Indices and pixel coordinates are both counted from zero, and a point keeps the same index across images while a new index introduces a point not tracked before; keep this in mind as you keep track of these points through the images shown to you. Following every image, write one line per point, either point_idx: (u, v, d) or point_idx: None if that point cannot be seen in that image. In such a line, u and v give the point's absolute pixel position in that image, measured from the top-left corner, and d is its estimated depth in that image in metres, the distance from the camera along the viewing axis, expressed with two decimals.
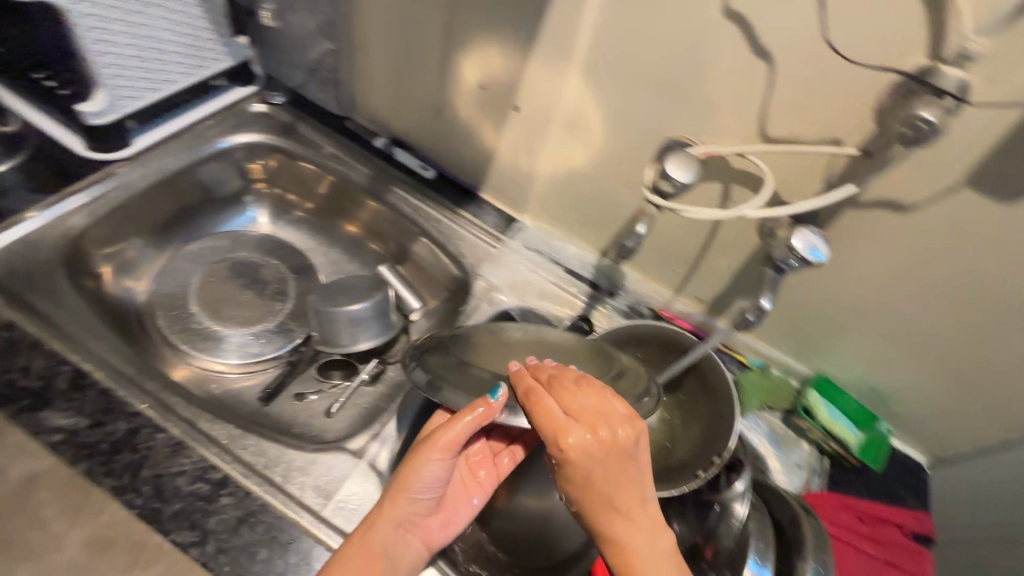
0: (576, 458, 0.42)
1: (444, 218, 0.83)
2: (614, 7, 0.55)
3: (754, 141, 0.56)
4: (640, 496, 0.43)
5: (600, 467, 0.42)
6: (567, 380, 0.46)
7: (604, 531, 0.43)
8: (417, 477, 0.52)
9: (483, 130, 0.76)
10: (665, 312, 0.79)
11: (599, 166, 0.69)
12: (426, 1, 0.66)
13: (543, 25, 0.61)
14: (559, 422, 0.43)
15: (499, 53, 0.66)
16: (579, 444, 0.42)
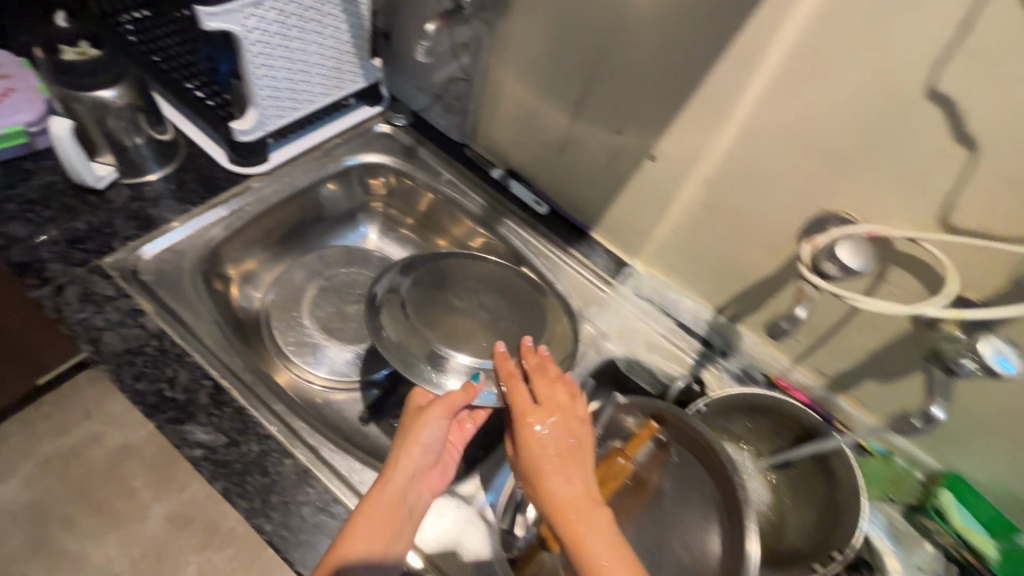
0: (535, 432, 0.54)
1: (554, 255, 0.82)
2: (793, 73, 0.52)
3: (935, 228, 0.51)
4: (580, 473, 0.52)
5: (551, 443, 0.53)
6: (547, 374, 0.59)
7: (562, 504, 0.50)
8: (412, 440, 0.55)
9: (609, 174, 0.74)
10: (780, 380, 0.74)
11: (736, 226, 0.66)
12: (577, 44, 0.65)
13: (704, 82, 0.58)
14: (529, 406, 0.56)
15: (646, 102, 0.64)
16: (542, 421, 0.55)
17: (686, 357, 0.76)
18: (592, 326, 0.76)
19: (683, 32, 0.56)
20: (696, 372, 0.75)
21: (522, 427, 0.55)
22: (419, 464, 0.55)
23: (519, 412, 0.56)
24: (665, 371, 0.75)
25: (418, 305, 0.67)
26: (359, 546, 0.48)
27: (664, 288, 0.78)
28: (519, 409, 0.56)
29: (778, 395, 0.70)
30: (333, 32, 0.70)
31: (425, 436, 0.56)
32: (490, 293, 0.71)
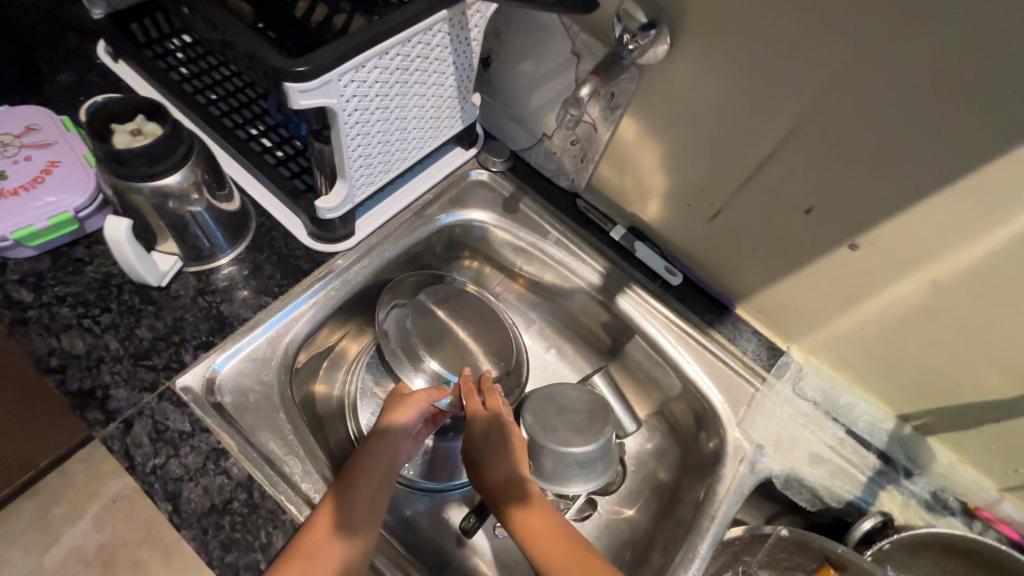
0: (489, 432, 0.61)
1: (690, 338, 0.67)
2: None
3: None
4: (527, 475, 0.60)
5: (507, 446, 0.60)
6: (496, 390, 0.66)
7: (504, 488, 0.58)
8: (403, 416, 0.56)
9: (779, 254, 0.59)
10: (982, 510, 0.60)
11: (966, 342, 0.51)
12: (773, 100, 0.49)
13: (978, 171, 0.42)
14: (494, 411, 0.62)
15: (867, 182, 0.48)
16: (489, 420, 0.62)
17: (859, 475, 0.62)
18: (744, 435, 0.63)
19: (961, 106, 0.40)
20: (873, 497, 0.61)
21: (476, 426, 0.61)
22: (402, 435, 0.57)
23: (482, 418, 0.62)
24: (833, 492, 0.62)
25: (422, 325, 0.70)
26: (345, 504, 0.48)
27: (831, 387, 0.63)
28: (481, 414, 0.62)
29: (988, 542, 0.56)
30: (438, 79, 0.55)
31: (416, 410, 0.57)
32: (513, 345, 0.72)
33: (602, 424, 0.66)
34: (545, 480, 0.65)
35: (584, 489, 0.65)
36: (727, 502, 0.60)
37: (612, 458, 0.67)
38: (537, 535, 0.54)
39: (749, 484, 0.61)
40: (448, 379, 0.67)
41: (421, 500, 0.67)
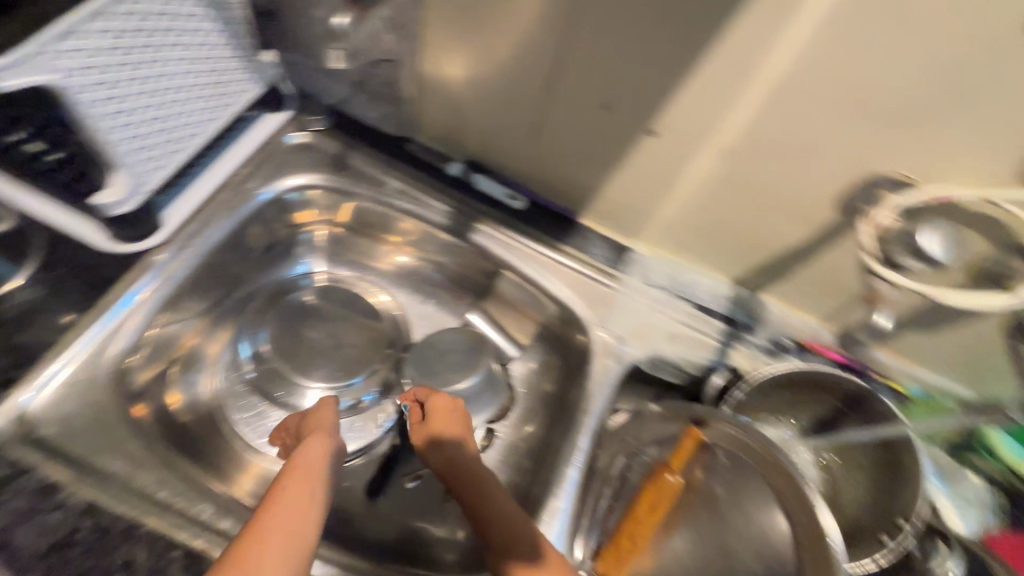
0: (444, 424, 0.59)
1: (545, 256, 0.69)
2: (841, 15, 0.40)
3: (1010, 183, 0.44)
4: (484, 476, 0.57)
5: (464, 441, 0.58)
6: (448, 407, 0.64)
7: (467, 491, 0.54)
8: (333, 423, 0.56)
9: (596, 156, 0.61)
10: (811, 342, 0.69)
11: (761, 201, 0.56)
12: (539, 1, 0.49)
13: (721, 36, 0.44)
14: (449, 406, 0.60)
15: (641, 67, 0.50)
16: (443, 414, 0.59)
17: (710, 340, 0.69)
18: (606, 333, 0.67)
19: None
20: (724, 356, 0.68)
21: (427, 428, 0.59)
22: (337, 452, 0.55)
23: (438, 414, 0.59)
24: (692, 362, 0.68)
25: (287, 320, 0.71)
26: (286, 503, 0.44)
27: (675, 269, 0.70)
28: (435, 409, 0.60)
29: (812, 369, 0.64)
30: (197, 37, 0.52)
31: (336, 418, 0.58)
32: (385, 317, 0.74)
33: (479, 356, 0.69)
34: None
35: (483, 420, 0.70)
36: (601, 394, 0.64)
37: (500, 385, 0.71)
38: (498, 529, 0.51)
39: (618, 375, 0.65)
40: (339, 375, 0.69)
41: None
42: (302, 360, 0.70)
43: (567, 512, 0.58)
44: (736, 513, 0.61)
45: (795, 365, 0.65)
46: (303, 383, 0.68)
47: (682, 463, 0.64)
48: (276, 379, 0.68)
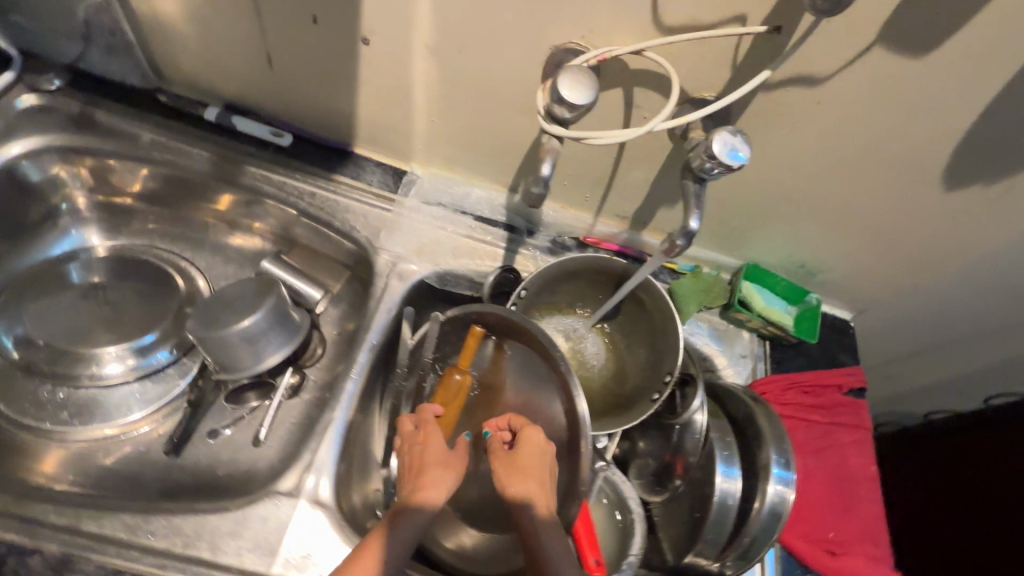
0: (533, 464, 0.57)
1: (319, 191, 0.69)
2: None
3: (650, 35, 0.48)
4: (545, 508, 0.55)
5: (541, 480, 0.57)
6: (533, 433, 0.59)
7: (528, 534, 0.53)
8: (434, 485, 0.55)
9: (332, 80, 0.62)
10: (589, 238, 0.74)
11: (484, 96, 0.59)
12: None
13: None
14: (543, 445, 0.58)
15: None
16: (536, 447, 0.58)
17: (496, 249, 0.72)
18: (387, 254, 0.68)
19: None
20: (509, 262, 0.71)
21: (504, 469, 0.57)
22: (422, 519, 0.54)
23: (529, 450, 0.58)
24: (479, 271, 0.70)
25: (62, 294, 0.70)
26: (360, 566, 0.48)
27: (452, 185, 0.72)
28: (528, 445, 0.58)
29: (584, 257, 0.68)
30: None
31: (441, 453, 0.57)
32: (175, 280, 0.74)
33: (264, 294, 0.67)
34: (235, 368, 0.66)
35: (281, 357, 0.68)
36: (384, 312, 0.66)
37: (297, 324, 0.70)
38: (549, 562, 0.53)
39: (402, 292, 0.67)
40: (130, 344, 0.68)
41: (111, 443, 0.66)
42: (79, 332, 0.68)
43: (344, 422, 0.59)
44: (530, 412, 0.65)
45: (572, 257, 0.68)
46: (99, 352, 0.67)
47: (467, 361, 0.65)
48: (55, 354, 0.66)
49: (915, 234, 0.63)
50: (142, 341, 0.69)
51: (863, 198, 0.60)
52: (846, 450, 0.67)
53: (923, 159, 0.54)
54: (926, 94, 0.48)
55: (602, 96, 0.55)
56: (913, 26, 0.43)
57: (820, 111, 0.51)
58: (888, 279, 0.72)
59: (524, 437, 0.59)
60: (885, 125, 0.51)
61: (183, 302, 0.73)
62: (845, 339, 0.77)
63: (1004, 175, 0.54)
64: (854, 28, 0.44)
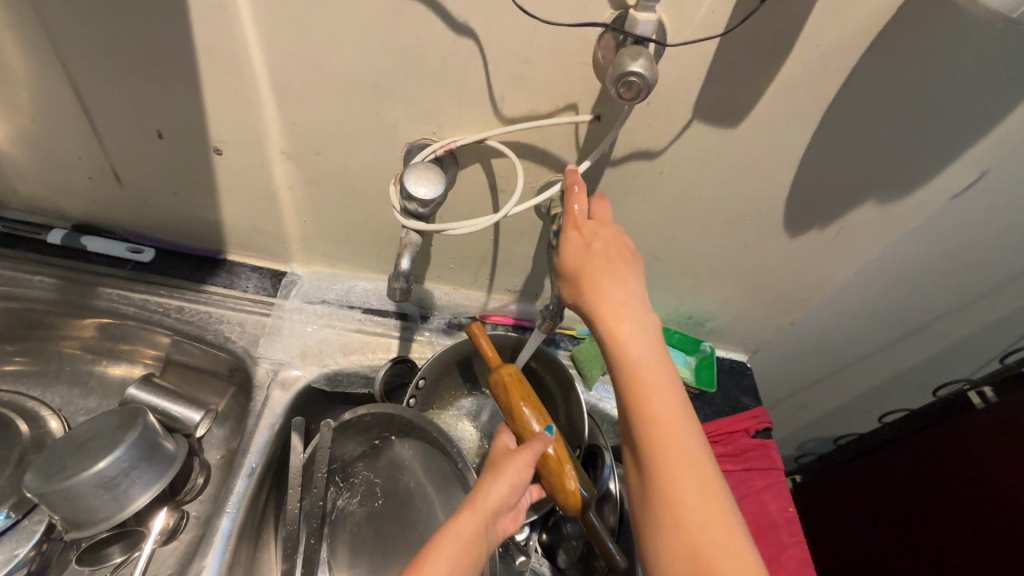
0: (622, 319, 0.42)
1: (187, 304, 0.65)
2: (267, 15, 0.44)
3: (495, 126, 0.51)
4: (667, 407, 0.40)
5: (648, 341, 0.42)
6: (608, 268, 0.44)
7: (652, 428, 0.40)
8: (514, 465, 0.47)
9: (188, 191, 0.60)
10: (485, 315, 0.74)
11: (351, 193, 0.59)
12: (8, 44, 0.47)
13: (191, 51, 0.46)
14: (625, 285, 0.44)
15: (152, 95, 0.50)
16: (604, 259, 0.44)
17: (389, 340, 0.69)
18: (267, 362, 0.64)
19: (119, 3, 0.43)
20: (404, 350, 0.69)
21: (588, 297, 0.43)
22: (508, 506, 0.46)
23: (605, 283, 0.43)
24: (372, 365, 0.67)
25: None
26: (458, 544, 0.41)
27: (336, 280, 0.70)
28: (596, 273, 0.44)
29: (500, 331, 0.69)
30: None
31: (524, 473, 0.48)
32: (14, 422, 0.63)
33: (127, 426, 0.60)
34: (91, 522, 0.57)
35: (153, 496, 0.60)
36: (265, 427, 0.60)
37: (170, 454, 0.62)
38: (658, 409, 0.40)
39: (286, 401, 0.62)
40: None
41: None
42: None
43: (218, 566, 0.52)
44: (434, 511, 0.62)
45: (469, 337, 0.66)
46: None
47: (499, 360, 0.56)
48: None
49: (778, 275, 0.68)
50: None
51: (724, 250, 0.64)
52: (762, 495, 0.68)
53: (762, 212, 0.59)
54: (748, 158, 0.53)
55: (465, 184, 0.57)
56: (719, 104, 0.48)
57: (663, 180, 0.56)
58: (768, 319, 0.76)
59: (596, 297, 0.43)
60: (720, 186, 0.56)
61: (26, 448, 0.62)
62: (744, 381, 0.80)
63: (834, 219, 0.60)
64: (671, 110, 0.49)
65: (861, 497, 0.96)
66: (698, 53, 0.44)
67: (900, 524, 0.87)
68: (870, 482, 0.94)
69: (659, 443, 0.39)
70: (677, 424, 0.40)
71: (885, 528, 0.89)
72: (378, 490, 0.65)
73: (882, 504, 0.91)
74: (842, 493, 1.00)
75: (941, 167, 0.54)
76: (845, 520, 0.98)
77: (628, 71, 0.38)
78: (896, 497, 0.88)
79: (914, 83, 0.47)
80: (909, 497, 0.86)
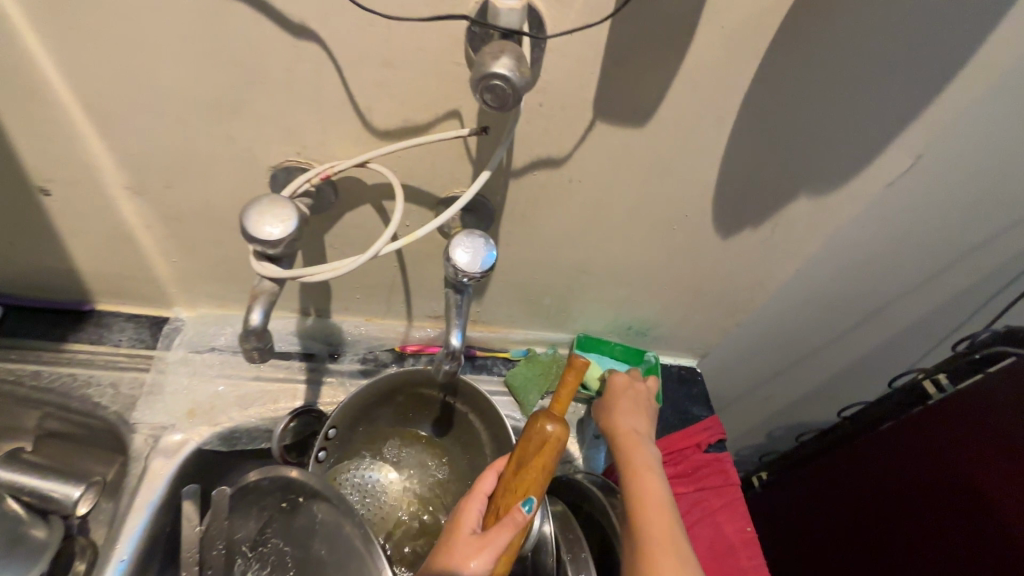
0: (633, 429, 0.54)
1: (46, 368, 0.55)
2: (52, 25, 0.35)
3: (368, 143, 0.43)
4: (659, 502, 0.47)
5: (648, 452, 0.52)
6: (628, 392, 0.58)
7: (643, 513, 0.47)
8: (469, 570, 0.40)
9: (24, 239, 0.50)
10: (406, 346, 0.66)
11: (221, 226, 0.51)
12: None
13: None
14: (636, 407, 0.57)
15: None
16: (627, 389, 0.58)
17: (295, 385, 0.61)
18: (146, 428, 0.55)
19: None
20: (312, 396, 0.61)
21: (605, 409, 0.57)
22: None
23: (624, 398, 0.57)
24: (275, 417, 0.59)
25: None
26: None
27: (226, 322, 0.61)
28: (617, 385, 0.59)
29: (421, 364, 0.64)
30: None
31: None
32: None
33: None
34: None
35: None
36: (143, 505, 0.51)
37: (38, 543, 0.55)
38: (652, 488, 0.48)
39: (170, 472, 0.54)
40: None
41: None
42: None
43: None
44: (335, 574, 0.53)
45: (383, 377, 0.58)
46: None
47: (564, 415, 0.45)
48: None
49: (718, 279, 0.63)
50: None
51: (654, 257, 0.59)
52: (717, 517, 0.63)
53: (689, 215, 0.54)
54: (665, 160, 0.47)
55: (351, 210, 0.49)
56: (622, 103, 0.42)
57: (575, 189, 0.49)
58: (714, 323, 0.71)
59: (615, 405, 0.57)
60: (640, 190, 0.50)
61: None
62: (694, 389, 0.75)
63: (769, 216, 0.55)
64: (568, 113, 0.42)
65: (819, 497, 0.92)
66: (587, 45, 0.38)
67: (859, 526, 0.83)
68: (829, 482, 0.90)
69: (648, 528, 0.46)
70: (665, 520, 0.46)
71: (844, 523, 0.85)
72: (290, 562, 0.56)
73: (841, 505, 0.87)
74: (802, 493, 0.96)
75: (875, 154, 0.49)
76: (804, 521, 0.94)
77: (491, 73, 0.31)
78: (855, 496, 0.84)
79: (836, 64, 0.41)
80: (869, 497, 0.82)
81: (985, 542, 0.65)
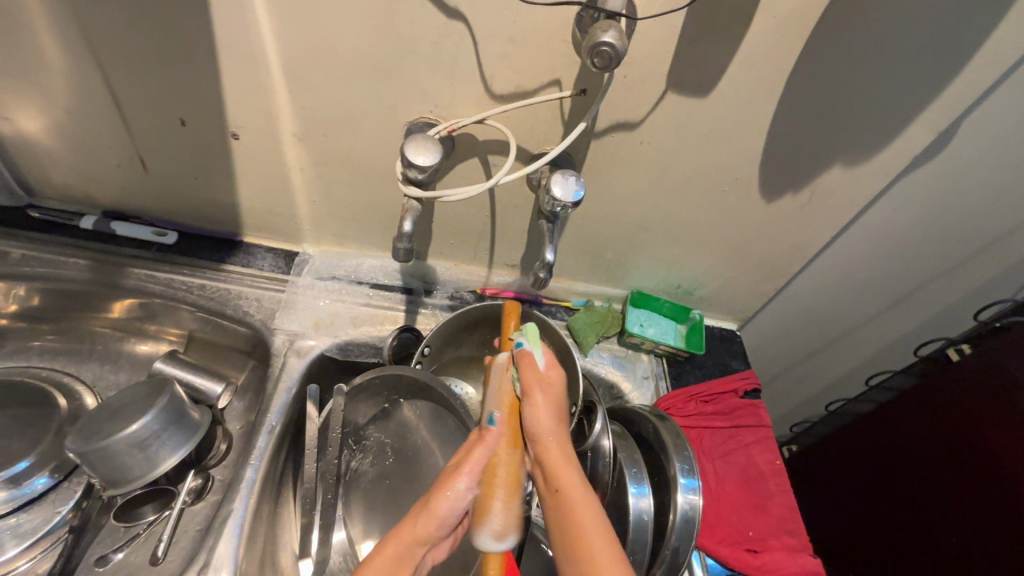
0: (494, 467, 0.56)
1: (208, 282, 0.70)
2: (279, 6, 0.49)
3: (486, 105, 0.56)
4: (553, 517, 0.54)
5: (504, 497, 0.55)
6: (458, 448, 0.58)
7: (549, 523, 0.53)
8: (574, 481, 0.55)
9: (209, 176, 0.65)
10: (486, 289, 0.79)
11: (358, 173, 0.64)
12: (52, 44, 0.52)
13: (212, 42, 0.51)
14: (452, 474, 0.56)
15: (177, 85, 0.55)
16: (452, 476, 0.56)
17: (396, 312, 0.74)
18: (284, 333, 0.69)
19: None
20: (410, 321, 0.74)
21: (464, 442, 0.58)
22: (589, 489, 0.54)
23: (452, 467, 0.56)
24: (381, 336, 0.72)
25: None
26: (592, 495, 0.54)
27: (344, 258, 0.75)
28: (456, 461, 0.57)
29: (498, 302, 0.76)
30: None
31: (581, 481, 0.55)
32: (51, 396, 0.68)
33: (157, 395, 0.64)
34: (126, 480, 0.61)
35: (179, 459, 0.64)
36: (284, 389, 0.65)
37: (196, 422, 0.66)
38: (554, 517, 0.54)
39: (301, 368, 0.67)
40: (19, 466, 0.62)
41: None
42: None
43: (244, 512, 0.56)
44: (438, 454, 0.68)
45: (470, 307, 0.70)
46: None
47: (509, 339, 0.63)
48: None
49: (761, 241, 0.73)
50: (18, 467, 0.62)
51: (704, 218, 0.69)
52: (750, 449, 0.72)
53: (739, 178, 0.64)
54: (721, 129, 0.58)
55: (462, 162, 0.62)
56: (691, 76, 0.53)
57: (644, 150, 0.60)
58: (755, 286, 0.80)
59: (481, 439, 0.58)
60: (699, 155, 0.61)
61: (62, 424, 0.67)
62: (734, 347, 0.84)
63: (806, 183, 0.64)
64: (647, 83, 0.53)
65: (850, 466, 0.98)
66: (667, 27, 0.49)
67: (894, 493, 0.89)
68: (862, 454, 0.96)
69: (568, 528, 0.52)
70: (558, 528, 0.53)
71: (874, 486, 0.93)
72: (388, 449, 0.70)
73: (874, 475, 0.93)
74: (831, 462, 1.03)
75: (902, 129, 0.58)
76: (841, 493, 1.00)
77: (601, 41, 0.43)
78: (886, 465, 0.91)
79: (864, 48, 0.52)
80: (899, 464, 0.88)
81: (1011, 493, 0.71)
